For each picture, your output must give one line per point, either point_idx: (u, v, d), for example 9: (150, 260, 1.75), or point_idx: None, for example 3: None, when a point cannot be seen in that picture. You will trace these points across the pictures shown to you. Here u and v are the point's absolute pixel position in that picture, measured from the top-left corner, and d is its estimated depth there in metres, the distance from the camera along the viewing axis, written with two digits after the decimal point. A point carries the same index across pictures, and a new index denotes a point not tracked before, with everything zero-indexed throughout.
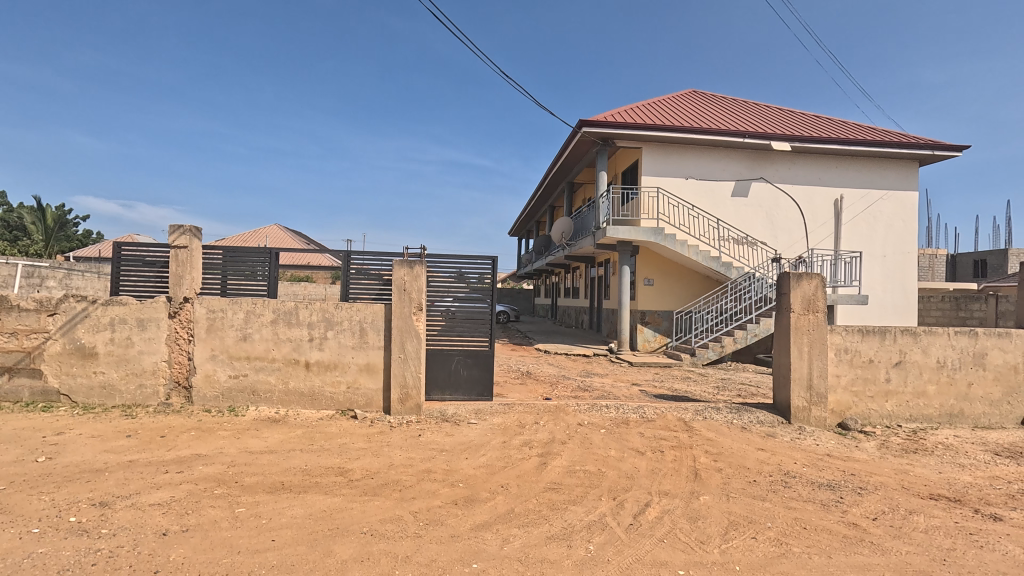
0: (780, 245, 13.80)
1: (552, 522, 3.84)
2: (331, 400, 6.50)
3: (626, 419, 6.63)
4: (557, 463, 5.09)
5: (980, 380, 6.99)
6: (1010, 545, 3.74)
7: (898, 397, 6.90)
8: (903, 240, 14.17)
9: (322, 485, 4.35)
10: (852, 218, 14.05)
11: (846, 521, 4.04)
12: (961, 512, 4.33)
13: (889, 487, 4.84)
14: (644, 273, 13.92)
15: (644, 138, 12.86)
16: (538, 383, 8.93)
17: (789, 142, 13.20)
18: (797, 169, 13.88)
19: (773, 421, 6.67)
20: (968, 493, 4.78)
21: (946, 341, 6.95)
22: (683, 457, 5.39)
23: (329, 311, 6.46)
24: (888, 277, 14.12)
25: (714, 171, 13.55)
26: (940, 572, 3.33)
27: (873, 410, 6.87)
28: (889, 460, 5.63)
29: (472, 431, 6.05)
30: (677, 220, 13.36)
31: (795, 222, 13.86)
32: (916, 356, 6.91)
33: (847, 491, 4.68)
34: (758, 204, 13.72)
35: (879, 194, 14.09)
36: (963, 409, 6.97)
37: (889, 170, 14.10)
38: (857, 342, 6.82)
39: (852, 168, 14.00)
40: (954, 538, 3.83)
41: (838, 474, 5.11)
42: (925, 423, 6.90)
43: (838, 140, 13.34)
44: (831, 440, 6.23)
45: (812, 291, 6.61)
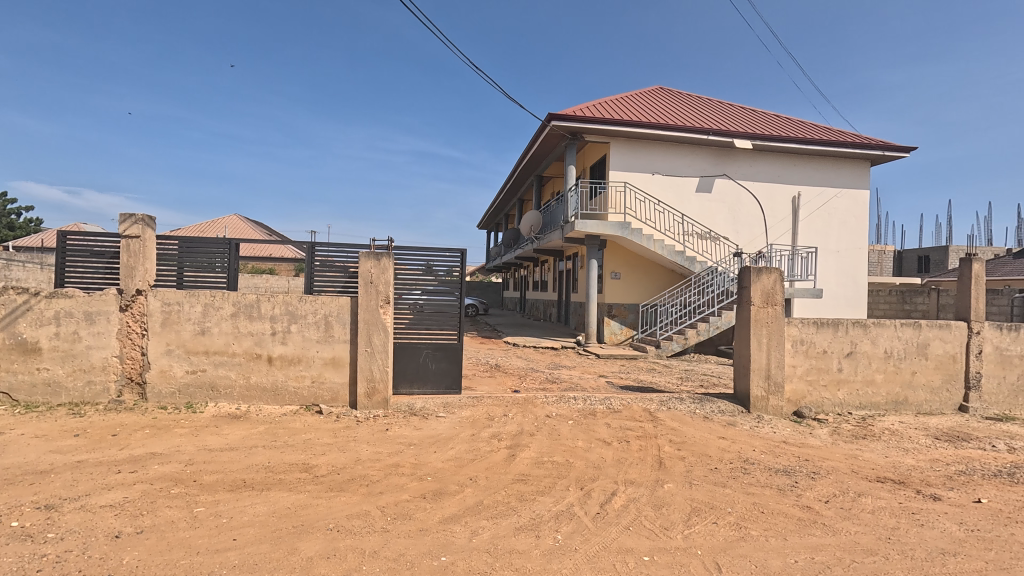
0: (741, 240, 14.22)
1: (521, 513, 3.88)
2: (294, 395, 6.35)
3: (594, 411, 6.74)
4: (525, 455, 5.13)
5: (922, 369, 7.43)
6: (948, 523, 4.00)
7: (849, 386, 7.25)
8: (856, 236, 14.83)
9: (285, 482, 4.24)
10: (808, 214, 14.60)
11: (800, 505, 4.23)
12: (904, 493, 4.60)
13: (841, 471, 5.09)
14: (611, 267, 14.09)
15: (612, 133, 13.00)
16: (506, 376, 8.95)
17: (751, 140, 13.59)
18: (758, 166, 14.31)
19: (734, 410, 6.90)
20: (911, 475, 5.08)
21: (893, 332, 7.34)
22: (648, 446, 5.52)
23: (292, 304, 6.29)
24: (841, 272, 14.75)
25: (679, 167, 13.82)
26: (885, 550, 3.53)
27: (826, 398, 7.20)
28: (840, 446, 5.92)
29: (441, 424, 6.02)
30: (644, 215, 13.59)
31: (755, 218, 14.31)
32: (866, 346, 7.28)
33: (801, 476, 4.90)
34: (721, 200, 14.08)
35: (833, 192, 14.68)
36: (907, 396, 7.39)
37: (844, 169, 14.70)
38: (812, 334, 7.12)
39: (808, 166, 14.54)
40: (897, 517, 4.07)
41: (793, 460, 5.35)
42: (873, 410, 7.29)
43: (797, 140, 13.82)
44: (787, 428, 6.50)
45: (771, 285, 6.83)
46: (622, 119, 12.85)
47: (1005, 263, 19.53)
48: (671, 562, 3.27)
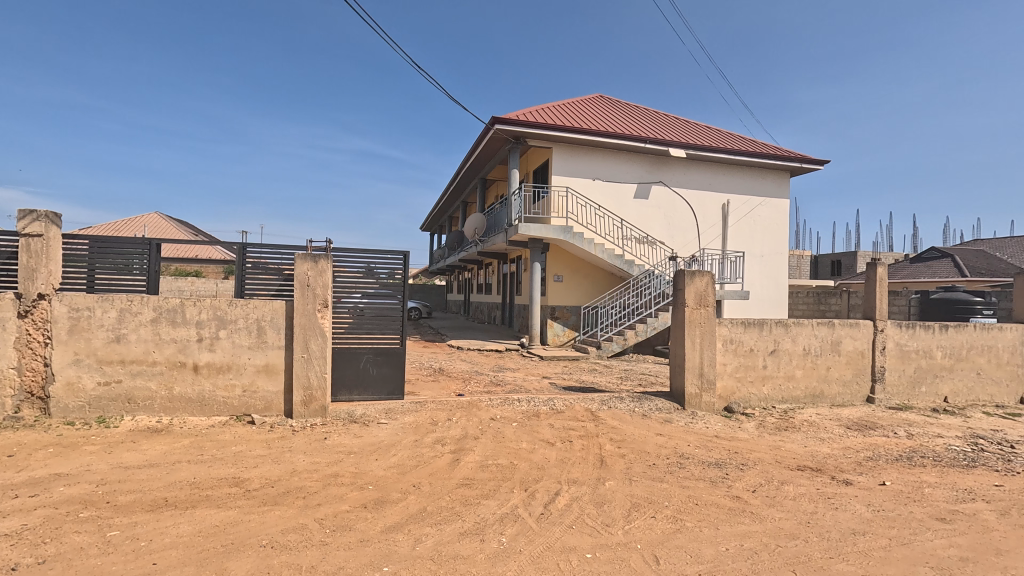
0: (676, 244, 14.89)
1: (465, 517, 3.84)
2: (223, 406, 5.97)
3: (537, 412, 6.81)
4: (469, 459, 5.10)
5: (836, 364, 8.07)
6: (857, 505, 4.37)
7: (773, 381, 7.76)
8: (778, 241, 15.92)
9: (213, 498, 3.98)
10: (736, 220, 15.51)
11: (730, 495, 4.47)
12: (821, 479, 4.98)
13: (766, 461, 5.43)
14: (554, 270, 14.32)
15: (554, 138, 13.23)
16: (450, 379, 8.86)
17: (684, 150, 14.27)
18: (691, 174, 15.04)
19: (670, 407, 7.20)
20: (827, 462, 5.51)
21: (810, 331, 7.93)
22: (590, 446, 5.64)
23: (221, 308, 5.93)
24: (766, 275, 15.79)
25: (618, 173, 14.28)
26: (805, 533, 3.79)
27: (753, 394, 7.66)
28: (765, 438, 6.32)
29: (382, 431, 5.87)
30: (585, 220, 13.93)
31: (689, 224, 15.03)
32: (788, 344, 7.82)
33: (731, 468, 5.18)
34: (658, 206, 14.69)
35: (758, 200, 15.69)
36: (823, 390, 8.00)
37: (767, 178, 15.74)
38: (740, 333, 7.56)
39: (735, 176, 15.46)
40: (815, 502, 4.40)
41: (724, 453, 5.64)
42: (794, 404, 7.84)
43: (726, 150, 14.66)
44: (718, 423, 6.86)
45: (703, 287, 7.20)
46: (564, 126, 13.11)
47: (903, 267, 21.66)
48: (612, 557, 3.36)
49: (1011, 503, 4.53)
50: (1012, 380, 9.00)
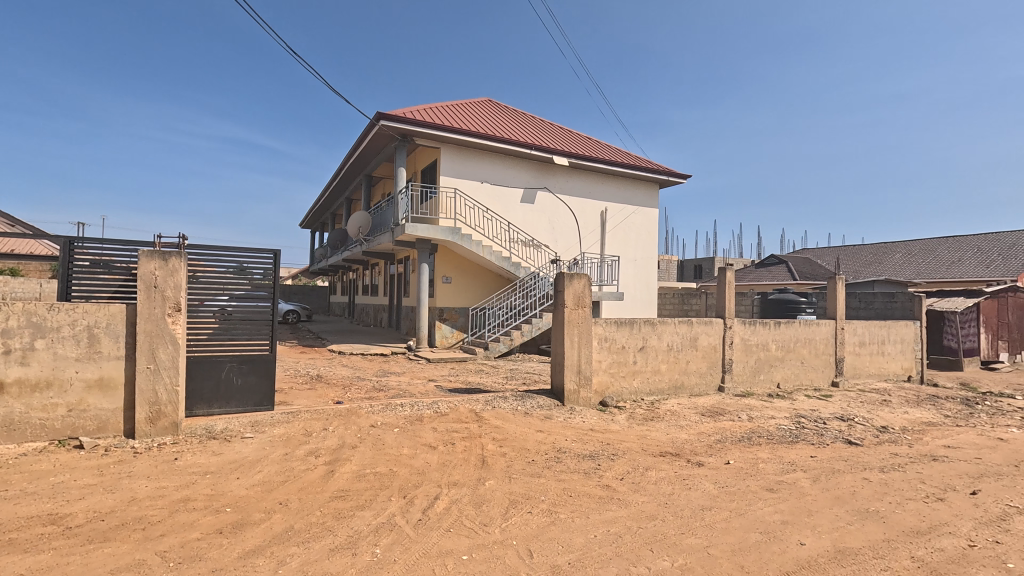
0: (559, 247, 15.61)
1: (337, 532, 3.65)
2: (41, 430, 5.03)
3: (420, 416, 6.69)
4: (345, 469, 4.85)
5: (694, 358, 9.03)
6: (706, 483, 4.91)
7: (642, 375, 8.45)
8: (649, 247, 17.38)
9: (20, 542, 3.32)
10: (613, 227, 16.66)
11: (600, 484, 4.78)
12: (678, 462, 5.53)
13: (633, 450, 5.89)
14: (442, 272, 14.23)
15: (442, 138, 13.15)
16: (328, 387, 8.38)
17: (567, 158, 15.00)
18: (573, 182, 15.86)
19: (550, 404, 7.50)
20: (684, 447, 6.12)
21: (673, 328, 8.79)
22: (472, 447, 5.67)
23: (38, 314, 5.00)
24: (638, 277, 17.15)
25: (506, 177, 14.59)
26: (662, 514, 4.17)
27: (624, 388, 8.27)
28: (634, 428, 6.86)
29: (247, 446, 5.36)
30: (473, 222, 14.04)
31: (571, 229, 15.82)
32: (654, 341, 8.58)
33: (603, 458, 5.54)
34: (543, 210, 15.27)
35: (632, 209, 16.99)
36: (683, 381, 8.90)
37: (640, 189, 17.12)
38: (613, 332, 8.14)
39: (612, 185, 16.59)
40: (672, 484, 4.86)
41: (597, 445, 6.01)
42: (659, 395, 8.62)
43: (604, 161, 15.67)
44: (594, 416, 7.30)
45: (581, 288, 7.62)
46: (452, 127, 13.10)
47: (749, 271, 24.89)
48: (488, 556, 3.40)
49: (822, 471, 5.41)
50: (826, 366, 10.75)
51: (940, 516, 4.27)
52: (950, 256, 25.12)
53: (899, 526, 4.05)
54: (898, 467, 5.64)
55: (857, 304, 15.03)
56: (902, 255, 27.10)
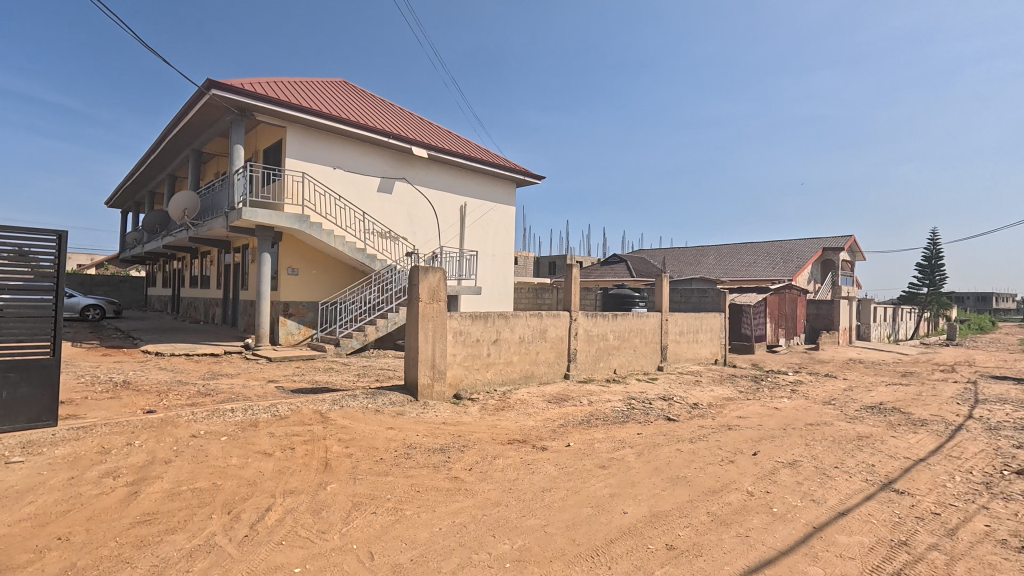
0: (418, 241, 15.35)
1: (138, 564, 3.12)
2: None
3: (255, 421, 6.06)
4: (154, 489, 4.18)
5: (543, 348, 9.59)
6: (548, 466, 5.24)
7: (495, 367, 8.72)
8: (505, 243, 17.96)
9: None
10: (472, 222, 16.86)
11: (449, 476, 4.81)
12: (524, 448, 5.82)
13: (483, 440, 6.04)
14: (287, 263, 13.05)
15: (288, 117, 12.04)
16: (138, 394, 7.15)
17: (426, 150, 14.77)
18: (433, 175, 15.69)
19: (403, 400, 7.34)
20: (530, 433, 6.46)
21: (524, 321, 9.24)
22: (314, 450, 5.30)
23: None
24: (495, 272, 17.62)
25: (361, 165, 13.88)
26: (506, 499, 4.34)
27: (478, 380, 8.45)
28: (485, 419, 7.04)
29: (14, 472, 4.32)
30: (324, 210, 13.12)
31: (430, 222, 15.64)
32: (507, 334, 8.93)
33: (453, 450, 5.58)
34: (401, 202, 14.87)
35: (490, 205, 17.37)
36: (533, 371, 9.41)
37: (498, 187, 17.57)
38: (468, 325, 8.26)
39: (471, 181, 16.77)
40: (517, 469, 5.09)
41: (448, 438, 6.04)
42: (511, 385, 8.98)
43: (463, 156, 15.76)
44: (447, 410, 7.33)
45: (436, 282, 7.58)
46: (300, 105, 12.06)
47: (595, 268, 27.18)
48: (325, 565, 3.20)
49: (645, 445, 6.12)
50: (654, 353, 12.21)
51: (730, 475, 5.12)
52: (748, 259, 30.30)
53: (701, 487, 4.76)
54: (703, 437, 6.64)
55: (679, 298, 17.33)
56: (714, 257, 31.95)
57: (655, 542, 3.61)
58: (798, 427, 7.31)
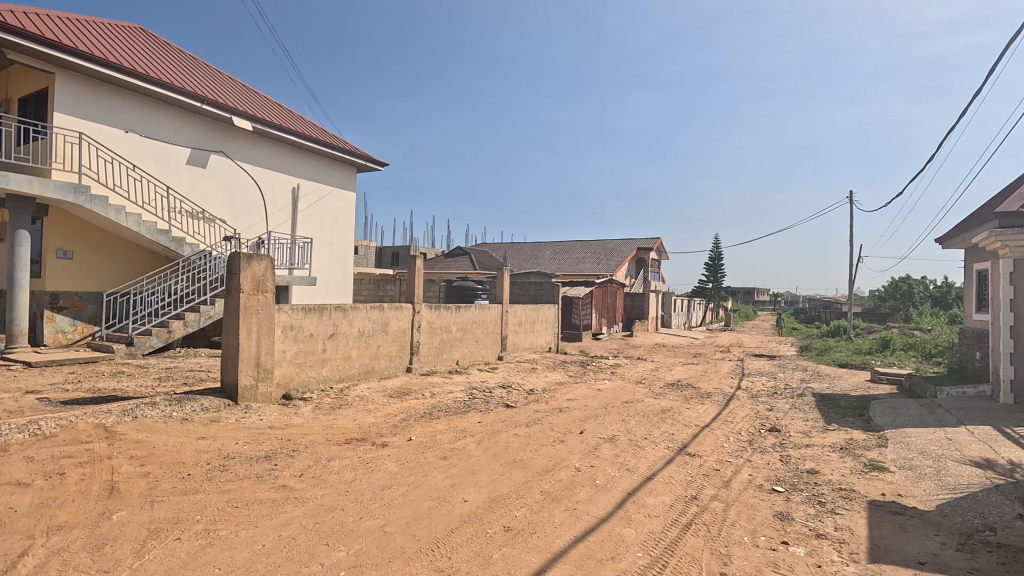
0: (239, 223, 13.35)
1: None
2: None
3: (4, 444, 4.74)
4: None
5: (384, 342, 9.27)
6: (388, 463, 5.07)
7: (331, 363, 8.16)
8: (345, 231, 16.63)
9: None
10: (307, 207, 15.25)
11: (275, 486, 4.34)
12: (363, 447, 5.54)
13: (317, 442, 5.60)
14: (56, 243, 10.50)
15: (54, 59, 9.58)
16: None
17: (250, 122, 12.93)
18: (259, 150, 13.80)
19: (219, 405, 6.43)
20: (369, 431, 6.18)
21: (364, 314, 8.83)
22: (95, 473, 4.34)
23: None
24: (333, 261, 16.19)
25: (163, 130, 11.70)
26: (342, 503, 4.07)
27: (311, 378, 7.81)
28: (319, 419, 6.54)
29: None
30: (111, 180, 10.81)
31: (255, 203, 13.80)
32: (345, 327, 8.43)
33: (281, 457, 5.06)
34: (218, 178, 12.84)
35: (328, 190, 15.92)
36: (373, 365, 9.04)
37: (338, 171, 16.17)
38: (300, 319, 7.59)
39: (308, 162, 15.14)
40: (355, 470, 4.82)
41: (275, 443, 5.47)
42: (349, 382, 8.50)
43: (296, 134, 14.14)
44: (274, 412, 6.62)
45: (262, 272, 6.79)
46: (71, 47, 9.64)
47: (439, 260, 27.19)
48: None
49: (485, 433, 6.31)
50: (494, 343, 12.67)
51: (561, 454, 5.55)
52: (578, 255, 33.25)
53: (535, 468, 5.07)
54: (538, 421, 7.09)
55: (518, 290, 18.23)
56: (549, 252, 34.38)
57: (493, 527, 3.73)
58: (616, 406, 8.25)
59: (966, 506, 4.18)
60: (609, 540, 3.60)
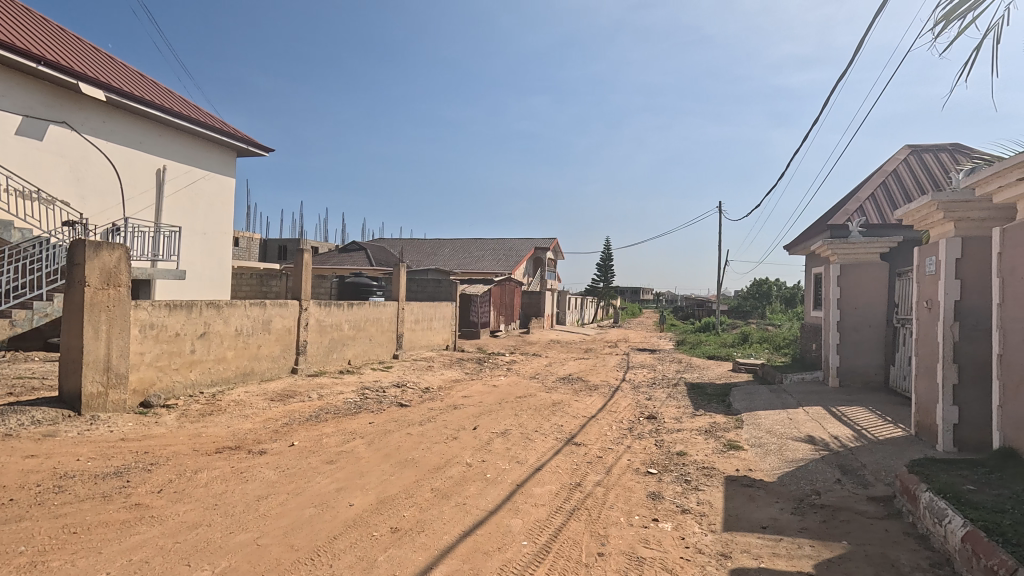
0: (87, 209, 10.88)
1: None
2: None
3: None
4: None
5: (265, 341, 8.60)
6: (266, 471, 4.71)
7: (201, 366, 7.39)
8: (221, 220, 14.33)
9: None
10: (174, 191, 12.78)
11: (127, 505, 3.83)
12: (237, 456, 5.09)
13: (181, 454, 5.04)
14: None
15: None
16: None
17: (101, 91, 10.50)
18: (115, 122, 11.33)
19: (56, 416, 5.50)
20: (246, 438, 5.70)
21: (242, 312, 8.14)
22: None
23: None
24: (208, 254, 13.94)
25: None
26: (209, 518, 3.71)
27: (177, 382, 7.01)
28: (186, 428, 5.89)
29: None
30: None
31: (109, 184, 11.28)
32: (218, 326, 7.69)
33: (135, 472, 4.48)
34: (59, 152, 10.29)
35: (202, 173, 13.50)
36: (253, 367, 8.35)
37: (213, 153, 13.77)
38: (163, 317, 6.79)
39: (177, 139, 12.71)
40: (227, 481, 4.42)
41: (128, 457, 4.82)
42: (223, 385, 7.75)
43: (162, 109, 11.76)
44: (129, 422, 5.83)
45: (113, 263, 5.97)
46: None
47: (332, 255, 25.79)
48: None
49: (376, 434, 6.11)
50: (389, 341, 12.33)
51: (453, 451, 5.55)
52: (477, 253, 33.46)
53: (426, 466, 5.02)
54: (431, 419, 7.03)
55: (416, 288, 17.89)
56: (449, 250, 34.19)
57: (379, 529, 3.62)
58: (510, 401, 8.45)
59: (800, 476, 4.87)
60: (496, 532, 3.67)
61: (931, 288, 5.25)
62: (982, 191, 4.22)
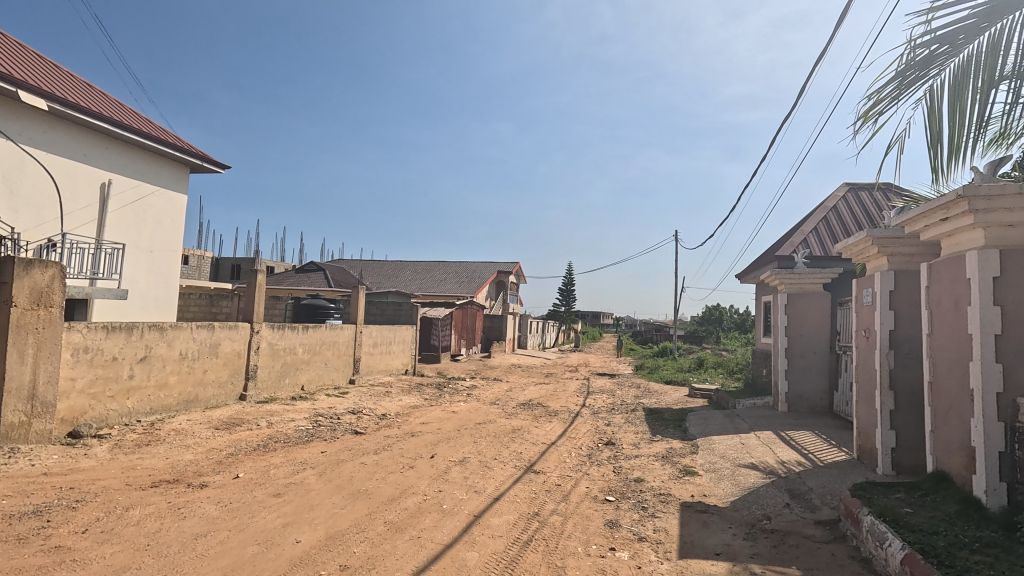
0: (20, 222, 10.17)
1: None
2: None
3: None
4: None
5: (212, 366, 8.19)
6: (207, 506, 4.43)
7: (139, 392, 6.95)
8: (170, 238, 13.68)
9: None
10: (119, 206, 12.16)
11: (46, 548, 3.50)
12: (176, 490, 4.77)
13: (112, 489, 4.67)
14: None
15: None
16: None
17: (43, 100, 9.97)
18: (55, 133, 10.72)
19: None
20: (186, 470, 5.36)
21: (188, 335, 7.76)
22: None
23: None
24: (154, 273, 13.23)
25: None
26: (139, 560, 3.43)
27: (111, 410, 6.55)
28: (119, 460, 5.49)
29: None
30: None
31: (44, 197, 10.61)
32: (161, 349, 7.28)
33: (58, 511, 4.11)
34: None
35: (150, 189, 12.92)
36: (197, 394, 7.91)
37: (163, 168, 13.23)
38: (100, 340, 6.38)
39: (125, 153, 12.16)
40: (162, 518, 4.12)
41: (51, 494, 4.44)
42: (163, 413, 7.29)
43: (110, 121, 11.26)
44: (54, 455, 5.38)
45: (46, 283, 5.60)
46: None
47: (288, 275, 25.04)
48: None
49: (328, 464, 5.86)
50: (346, 366, 11.96)
51: (409, 481, 5.39)
52: (439, 276, 33.27)
53: (380, 497, 4.85)
54: (387, 447, 6.81)
55: (375, 310, 17.55)
56: (411, 272, 33.84)
57: (327, 567, 3.45)
58: (469, 428, 8.30)
59: (751, 501, 4.98)
60: (452, 566, 3.57)
61: (868, 318, 5.58)
62: (911, 230, 4.54)
